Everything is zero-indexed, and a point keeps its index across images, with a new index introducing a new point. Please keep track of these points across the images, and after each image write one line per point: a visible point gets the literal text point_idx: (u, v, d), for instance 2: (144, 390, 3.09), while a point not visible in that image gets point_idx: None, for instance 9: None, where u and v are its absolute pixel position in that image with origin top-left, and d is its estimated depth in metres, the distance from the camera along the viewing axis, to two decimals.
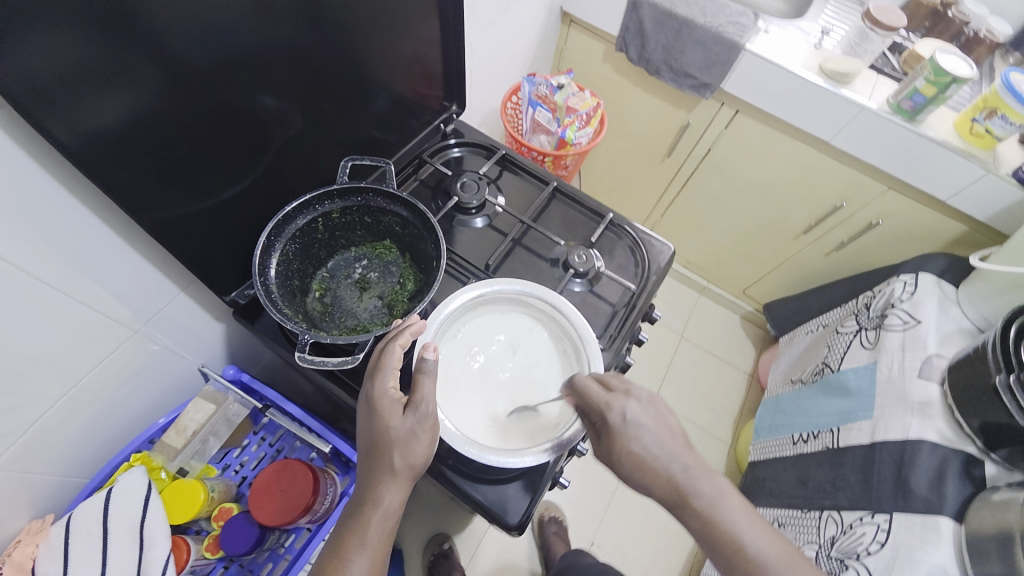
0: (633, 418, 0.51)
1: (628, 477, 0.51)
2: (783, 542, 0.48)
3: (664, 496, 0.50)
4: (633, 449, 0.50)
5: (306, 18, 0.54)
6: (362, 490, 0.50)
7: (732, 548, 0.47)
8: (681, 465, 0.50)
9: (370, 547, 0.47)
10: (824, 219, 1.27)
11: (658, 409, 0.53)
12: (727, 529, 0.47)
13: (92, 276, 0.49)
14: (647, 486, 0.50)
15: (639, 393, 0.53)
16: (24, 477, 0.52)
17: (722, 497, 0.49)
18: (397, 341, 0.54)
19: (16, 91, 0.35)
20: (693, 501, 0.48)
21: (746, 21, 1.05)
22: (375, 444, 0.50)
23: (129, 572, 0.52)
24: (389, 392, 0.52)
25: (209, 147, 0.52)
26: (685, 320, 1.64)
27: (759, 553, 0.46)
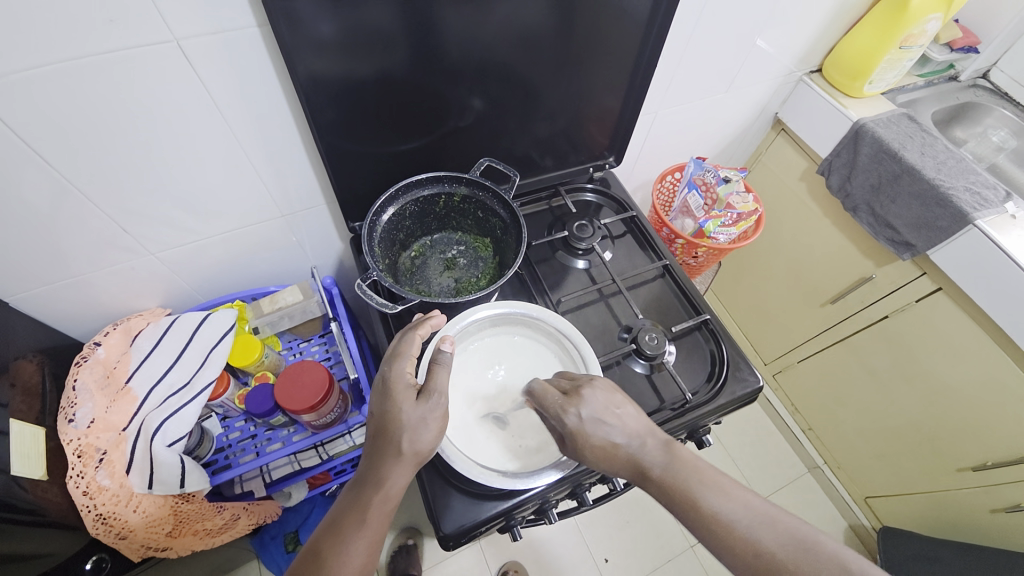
0: (589, 414, 0.54)
1: (592, 463, 0.54)
2: (743, 489, 0.49)
3: (626, 473, 0.53)
4: (595, 440, 0.53)
5: (509, 44, 0.64)
6: (366, 471, 0.54)
7: (691, 510, 0.48)
8: (638, 445, 0.53)
9: (366, 530, 0.52)
10: (1010, 467, 0.96)
11: (616, 403, 0.55)
12: (683, 490, 0.49)
13: (275, 165, 0.66)
14: (611, 464, 0.53)
15: (589, 389, 0.56)
16: (170, 274, 0.72)
17: (678, 463, 0.51)
18: (416, 332, 0.59)
19: (286, 28, 0.50)
20: (651, 472, 0.51)
21: (993, 196, 0.88)
22: (385, 426, 0.54)
23: (184, 376, 0.68)
24: (403, 376, 0.56)
25: (391, 110, 0.64)
26: (772, 486, 1.38)
27: (715, 507, 0.47)
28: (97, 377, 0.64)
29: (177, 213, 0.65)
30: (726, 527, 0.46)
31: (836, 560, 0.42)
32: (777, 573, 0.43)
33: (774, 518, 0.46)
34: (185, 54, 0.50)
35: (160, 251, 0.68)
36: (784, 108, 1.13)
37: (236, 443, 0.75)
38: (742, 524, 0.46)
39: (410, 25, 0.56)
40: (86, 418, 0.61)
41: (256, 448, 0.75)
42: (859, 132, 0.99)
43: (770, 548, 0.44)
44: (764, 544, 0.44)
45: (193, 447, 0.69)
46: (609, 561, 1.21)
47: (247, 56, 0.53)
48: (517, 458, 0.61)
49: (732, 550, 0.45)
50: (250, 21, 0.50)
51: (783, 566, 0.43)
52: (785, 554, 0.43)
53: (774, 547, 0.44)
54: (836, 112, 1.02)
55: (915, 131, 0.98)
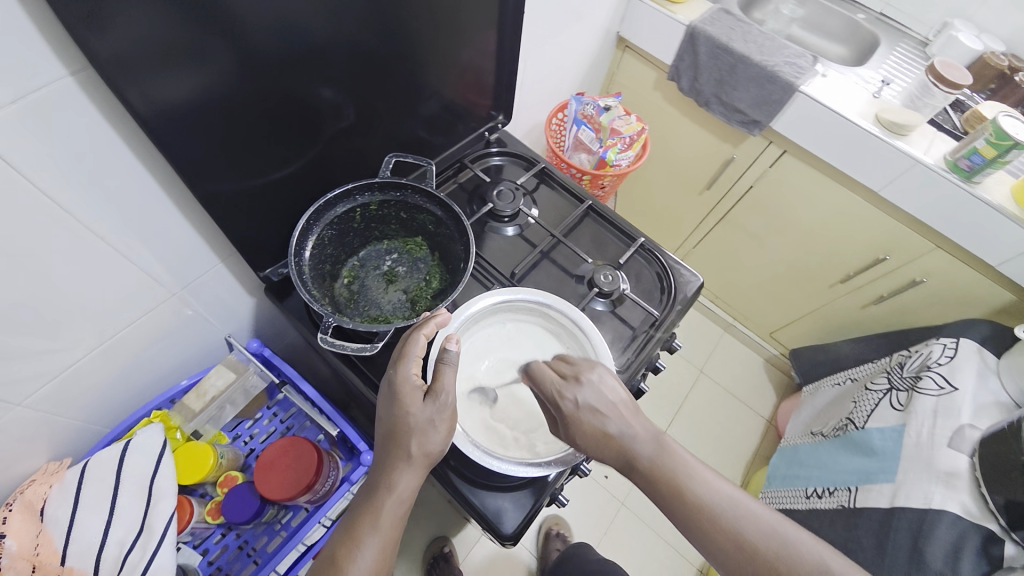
0: (587, 406, 0.55)
1: (583, 450, 0.56)
2: (723, 483, 0.54)
3: (614, 462, 0.56)
4: (589, 427, 0.55)
5: (368, 22, 0.56)
6: (377, 476, 0.51)
7: (679, 501, 0.52)
8: (630, 434, 0.55)
9: (381, 533, 0.49)
10: (864, 270, 1.22)
11: (613, 391, 0.56)
12: (671, 482, 0.53)
13: (145, 240, 0.53)
14: (602, 453, 0.55)
15: (592, 376, 0.57)
16: (52, 418, 0.56)
17: (667, 456, 0.54)
18: (421, 330, 0.55)
19: (104, 61, 0.38)
20: (639, 461, 0.54)
21: (804, 63, 1.05)
22: (391, 430, 0.51)
23: (133, 524, 0.55)
24: (411, 377, 0.53)
25: (262, 127, 0.54)
26: (705, 355, 1.61)
27: (701, 498, 0.52)
28: None
29: (38, 342, 0.50)
30: (712, 518, 0.51)
31: (805, 555, 0.49)
32: (754, 557, 0.49)
33: (752, 511, 0.52)
34: None
35: (26, 398, 0.52)
36: (623, 26, 1.20)
37: (225, 563, 0.64)
38: (729, 519, 0.51)
39: (199, 18, 0.42)
40: None
41: (254, 555, 0.65)
42: (693, 34, 1.08)
43: (751, 539, 0.50)
44: (747, 537, 0.50)
45: None
46: (609, 476, 1.34)
47: (67, 118, 0.40)
48: (548, 438, 0.60)
49: (715, 539, 0.51)
50: (55, 69, 0.37)
51: (758, 550, 0.50)
52: (763, 540, 0.50)
53: (754, 537, 0.50)
54: (668, 20, 1.11)
55: (733, 21, 1.11)
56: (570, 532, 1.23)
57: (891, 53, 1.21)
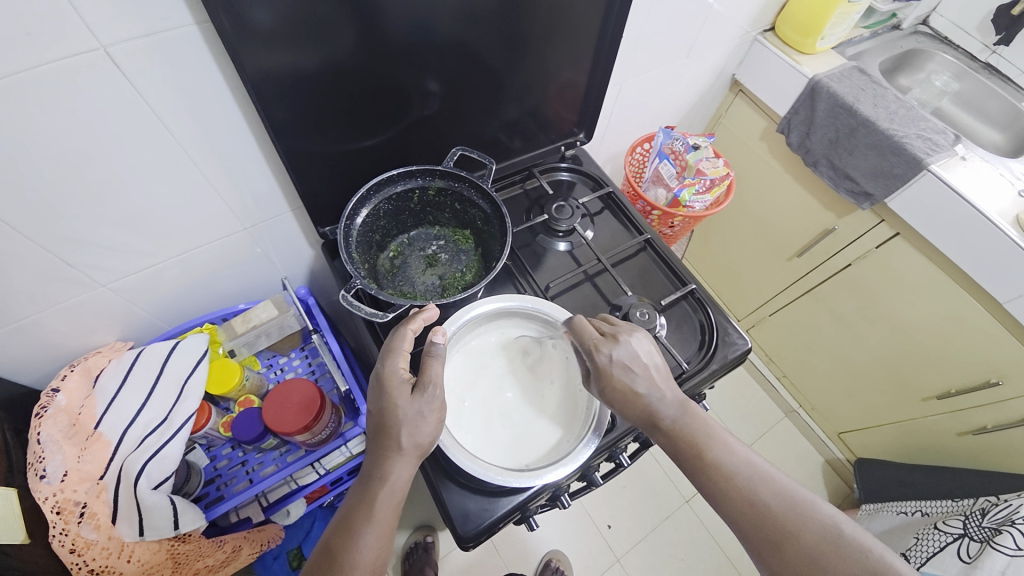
0: (622, 361, 0.56)
1: (611, 404, 0.56)
2: (745, 450, 0.54)
3: (639, 421, 0.56)
4: (619, 383, 0.55)
5: (472, 24, 0.60)
6: (371, 466, 0.53)
7: (697, 460, 0.53)
8: (657, 398, 0.55)
9: (377, 523, 0.50)
10: (969, 391, 1.04)
11: (648, 353, 0.57)
12: (692, 441, 0.53)
13: (231, 177, 0.61)
14: (626, 409, 0.56)
15: (629, 337, 0.58)
16: (125, 304, 0.66)
17: (690, 420, 0.55)
18: (409, 326, 0.57)
19: (228, 24, 0.45)
20: (662, 422, 0.55)
21: (942, 141, 0.93)
22: (381, 422, 0.53)
23: (161, 411, 0.64)
24: (397, 372, 0.54)
25: (353, 103, 0.60)
26: (755, 434, 1.45)
27: (721, 460, 0.52)
28: (61, 428, 0.58)
29: (130, 237, 0.60)
30: (728, 479, 0.51)
31: (821, 523, 0.47)
32: (769, 523, 0.48)
33: (771, 476, 0.51)
34: (114, 63, 0.45)
35: (110, 282, 0.62)
36: (740, 69, 1.14)
37: (225, 472, 0.72)
38: (744, 483, 0.51)
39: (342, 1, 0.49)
40: (59, 471, 0.55)
41: (249, 474, 0.72)
42: (814, 87, 1.01)
43: (768, 504, 0.49)
44: (761, 497, 0.50)
45: (180, 484, 0.65)
46: (611, 526, 1.26)
47: (184, 58, 0.48)
48: (528, 454, 0.59)
49: (730, 499, 0.50)
50: (185, 18, 0.45)
51: (777, 518, 0.48)
52: (779, 505, 0.49)
53: (770, 500, 0.49)
54: (791, 70, 1.04)
55: (866, 83, 1.01)
56: (570, 573, 1.18)
57: None
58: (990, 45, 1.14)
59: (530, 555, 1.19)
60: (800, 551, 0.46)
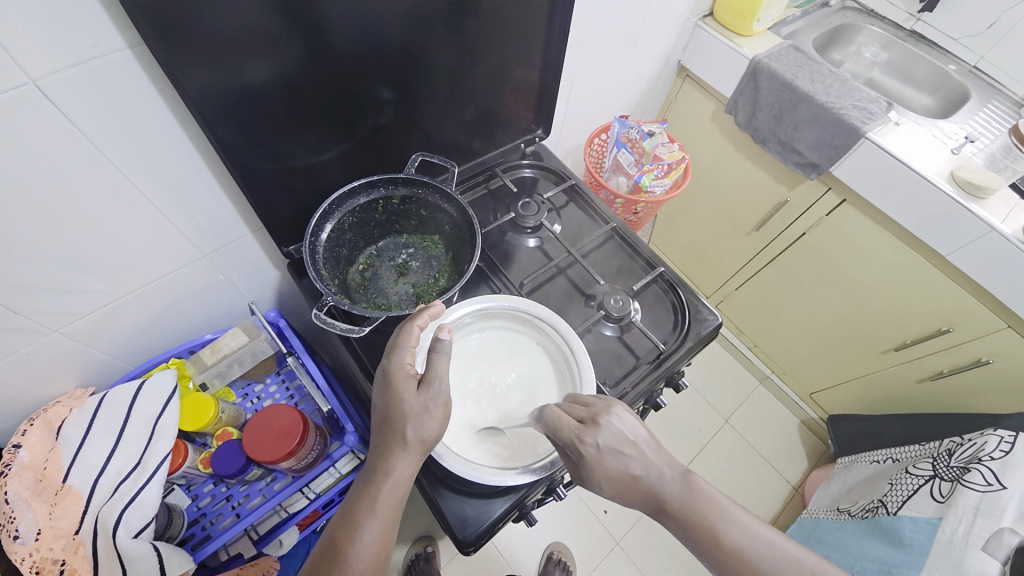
0: (613, 449, 0.50)
1: (610, 493, 0.51)
2: (756, 521, 0.50)
3: (643, 504, 0.52)
4: (615, 473, 0.50)
5: (421, 29, 0.59)
6: (374, 461, 0.52)
7: (712, 545, 0.48)
8: (657, 475, 0.51)
9: (379, 517, 0.50)
10: (923, 340, 1.11)
11: (634, 432, 0.51)
12: (705, 524, 0.49)
13: (184, 204, 0.59)
14: (628, 496, 0.51)
15: (609, 416, 0.51)
16: (83, 347, 0.63)
17: (697, 496, 0.50)
18: (415, 321, 0.56)
19: (163, 46, 0.43)
20: (670, 505, 0.50)
21: (876, 109, 0.98)
22: (387, 417, 0.52)
23: (133, 456, 0.61)
24: (403, 367, 0.53)
25: (305, 117, 0.58)
26: (734, 405, 1.51)
27: (737, 541, 0.48)
28: (28, 485, 0.55)
29: (80, 278, 0.56)
30: (750, 565, 0.47)
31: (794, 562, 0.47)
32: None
33: (791, 553, 0.47)
34: (46, 96, 0.42)
35: (64, 327, 0.59)
36: (685, 54, 1.18)
37: (210, 510, 0.70)
38: (768, 565, 0.47)
39: (282, 15, 0.48)
40: (31, 531, 0.53)
41: (236, 509, 0.70)
42: (756, 68, 1.05)
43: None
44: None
45: (163, 529, 0.63)
46: (608, 511, 1.28)
47: (121, 85, 0.46)
48: (520, 451, 0.60)
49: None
50: (117, 43, 0.43)
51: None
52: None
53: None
54: (733, 52, 1.08)
55: (803, 59, 1.06)
56: (572, 563, 1.19)
57: (979, 110, 1.13)
58: (915, 14, 1.22)
59: (531, 550, 1.20)
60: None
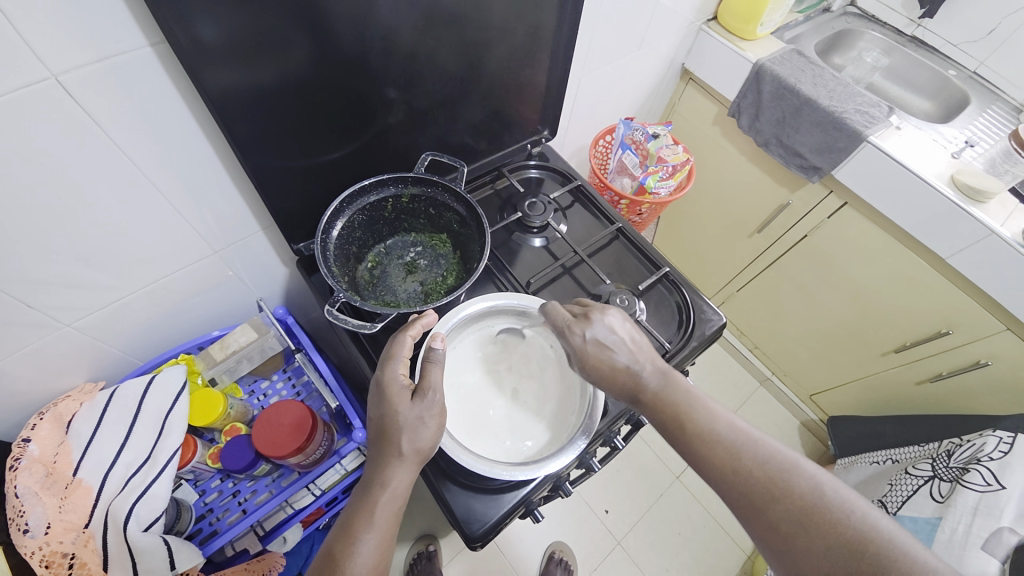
0: (596, 340, 0.56)
1: (594, 381, 0.57)
2: (734, 418, 0.52)
3: (624, 396, 0.57)
4: (597, 360, 0.56)
5: (433, 30, 0.60)
6: (371, 473, 0.53)
7: (680, 429, 0.52)
8: (637, 369, 0.56)
9: (377, 527, 0.50)
10: (922, 342, 1.12)
11: (625, 330, 0.57)
12: (676, 410, 0.53)
13: (197, 201, 0.60)
14: (608, 385, 0.57)
15: (604, 313, 0.57)
16: (94, 342, 0.64)
17: (672, 389, 0.54)
18: (408, 332, 0.57)
19: (182, 43, 0.43)
20: (645, 394, 0.55)
21: (877, 113, 1.00)
22: (383, 428, 0.53)
23: (143, 449, 0.62)
24: (397, 378, 0.54)
25: (318, 115, 0.59)
26: (735, 406, 1.52)
27: (704, 426, 0.51)
28: (36, 479, 0.55)
29: (94, 273, 0.57)
30: (712, 444, 0.50)
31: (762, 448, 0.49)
32: (752, 489, 0.47)
33: (758, 444, 0.49)
34: (67, 92, 0.43)
35: (75, 321, 0.59)
36: (689, 58, 1.19)
37: (218, 505, 0.70)
38: (730, 450, 0.49)
39: (298, 14, 0.49)
40: (41, 524, 0.53)
41: (243, 505, 0.70)
42: (759, 71, 1.07)
43: (751, 469, 0.47)
44: (745, 465, 0.48)
45: (172, 523, 0.63)
46: (609, 511, 1.29)
47: (140, 82, 0.46)
48: (529, 448, 0.60)
49: (714, 466, 0.49)
50: (138, 40, 0.44)
51: (759, 482, 0.47)
52: (763, 473, 0.47)
53: (752, 466, 0.48)
54: (736, 56, 1.09)
55: (805, 64, 1.08)
56: (574, 562, 1.19)
57: (979, 115, 1.14)
58: (915, 20, 1.24)
59: (533, 549, 1.21)
60: (784, 514, 0.44)
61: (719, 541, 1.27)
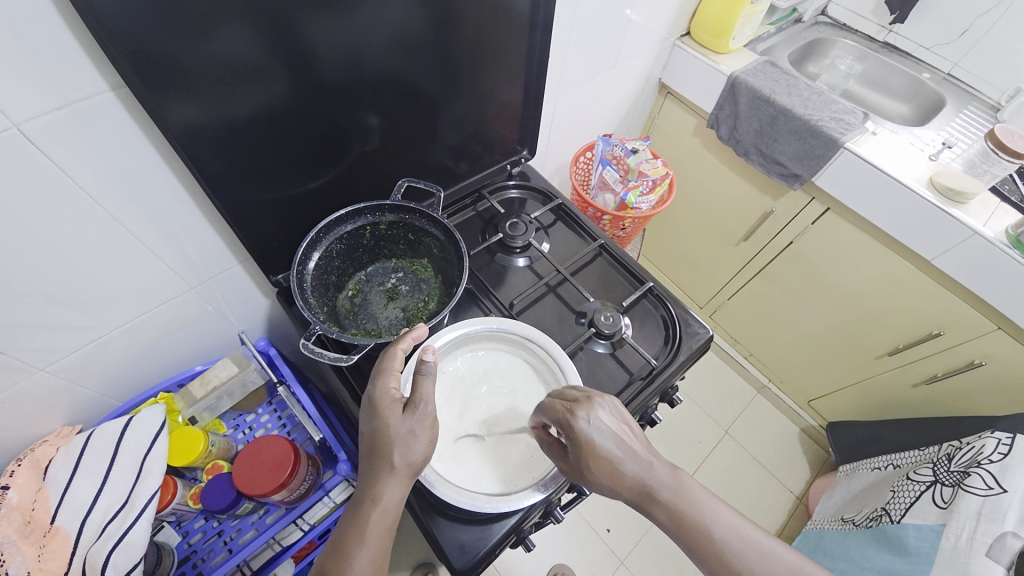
0: (600, 426, 0.52)
1: (600, 480, 0.51)
2: (747, 524, 0.49)
3: (634, 499, 0.51)
4: (602, 453, 0.51)
5: (402, 59, 0.61)
6: (362, 489, 0.51)
7: (704, 542, 0.47)
8: (646, 469, 0.51)
9: (369, 545, 0.49)
10: (915, 344, 1.12)
11: (623, 421, 0.54)
12: (696, 521, 0.48)
13: (171, 237, 0.59)
14: (618, 485, 0.51)
15: (602, 401, 0.54)
16: (70, 385, 0.63)
17: (685, 492, 0.49)
18: (398, 346, 0.56)
19: (145, 85, 0.44)
20: (659, 496, 0.49)
21: (853, 120, 1.01)
22: (374, 442, 0.51)
23: (121, 494, 0.60)
24: (388, 392, 0.53)
25: (292, 148, 0.59)
26: (734, 415, 1.50)
27: (726, 539, 0.47)
28: (15, 527, 0.54)
29: (66, 315, 0.56)
30: (737, 560, 0.46)
31: (781, 560, 0.46)
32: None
33: (779, 550, 0.47)
34: (31, 139, 0.43)
35: (50, 365, 0.59)
36: (665, 72, 1.21)
37: (201, 546, 0.68)
38: (757, 565, 0.46)
39: (266, 48, 0.49)
40: (19, 573, 0.53)
41: (227, 545, 0.68)
42: (734, 84, 1.08)
43: None
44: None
45: (153, 568, 0.61)
46: (611, 530, 1.26)
47: (105, 125, 0.46)
48: (514, 475, 0.59)
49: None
50: (99, 85, 0.44)
51: None
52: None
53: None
54: (710, 69, 1.10)
55: (779, 74, 1.09)
56: None
57: (956, 116, 1.15)
58: (886, 26, 1.26)
59: (534, 572, 1.18)
60: None
61: None
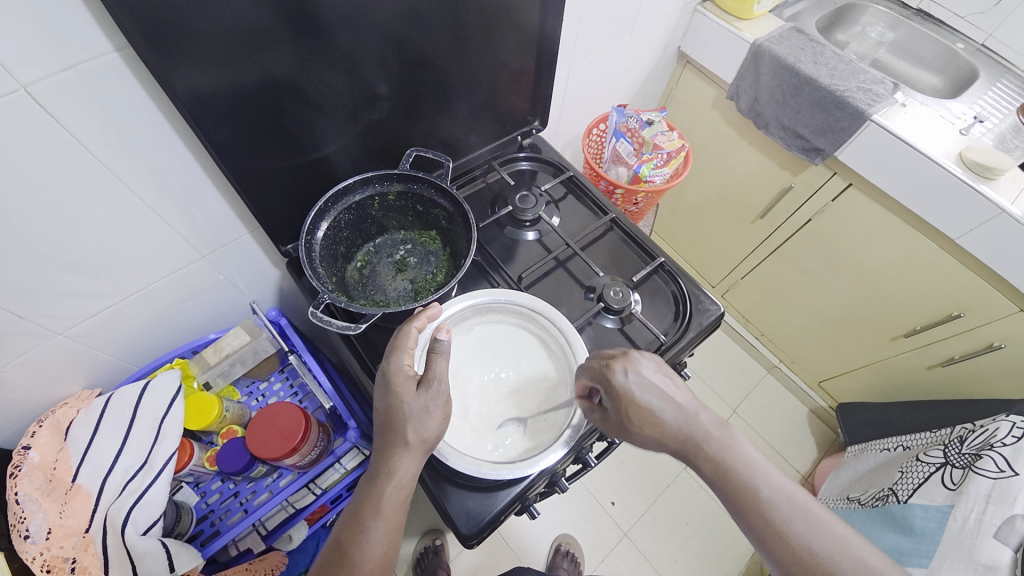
0: (639, 380, 0.52)
1: (643, 434, 0.52)
2: (800, 491, 0.47)
3: (678, 451, 0.51)
4: (642, 406, 0.52)
5: (412, 24, 0.59)
6: (376, 463, 0.52)
7: (748, 500, 0.46)
8: (688, 419, 0.51)
9: (383, 518, 0.50)
10: (933, 326, 1.09)
11: (665, 373, 0.54)
12: (741, 479, 0.47)
13: (181, 205, 0.59)
14: (659, 436, 0.51)
15: (640, 354, 0.54)
16: (89, 349, 0.64)
17: (734, 445, 0.49)
18: (414, 324, 0.57)
19: (151, 49, 0.43)
20: (704, 449, 0.49)
21: (881, 90, 0.96)
22: (388, 420, 0.52)
23: (140, 453, 0.63)
24: (401, 369, 0.53)
25: (300, 116, 0.58)
26: (742, 395, 1.49)
27: (773, 498, 0.46)
28: (38, 485, 0.57)
29: (80, 282, 0.57)
30: (780, 520, 0.45)
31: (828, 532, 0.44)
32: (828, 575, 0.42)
33: (830, 523, 0.45)
34: (38, 102, 0.43)
35: (68, 330, 0.60)
36: (685, 41, 1.16)
37: (219, 506, 0.71)
38: (802, 530, 0.44)
39: (274, 12, 0.48)
40: (42, 530, 0.55)
41: (244, 505, 0.71)
42: (757, 52, 1.03)
43: (823, 547, 0.43)
44: (812, 543, 0.43)
45: (172, 526, 0.64)
46: (615, 503, 1.28)
47: (110, 88, 0.46)
48: (519, 446, 0.60)
49: (787, 546, 0.44)
50: (104, 46, 0.43)
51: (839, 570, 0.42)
52: (844, 559, 0.42)
53: (829, 549, 0.43)
54: (733, 37, 1.06)
55: (805, 41, 1.04)
56: (581, 555, 1.19)
57: (989, 89, 1.10)
58: None
59: (538, 542, 1.21)
60: None
61: (727, 531, 1.26)
